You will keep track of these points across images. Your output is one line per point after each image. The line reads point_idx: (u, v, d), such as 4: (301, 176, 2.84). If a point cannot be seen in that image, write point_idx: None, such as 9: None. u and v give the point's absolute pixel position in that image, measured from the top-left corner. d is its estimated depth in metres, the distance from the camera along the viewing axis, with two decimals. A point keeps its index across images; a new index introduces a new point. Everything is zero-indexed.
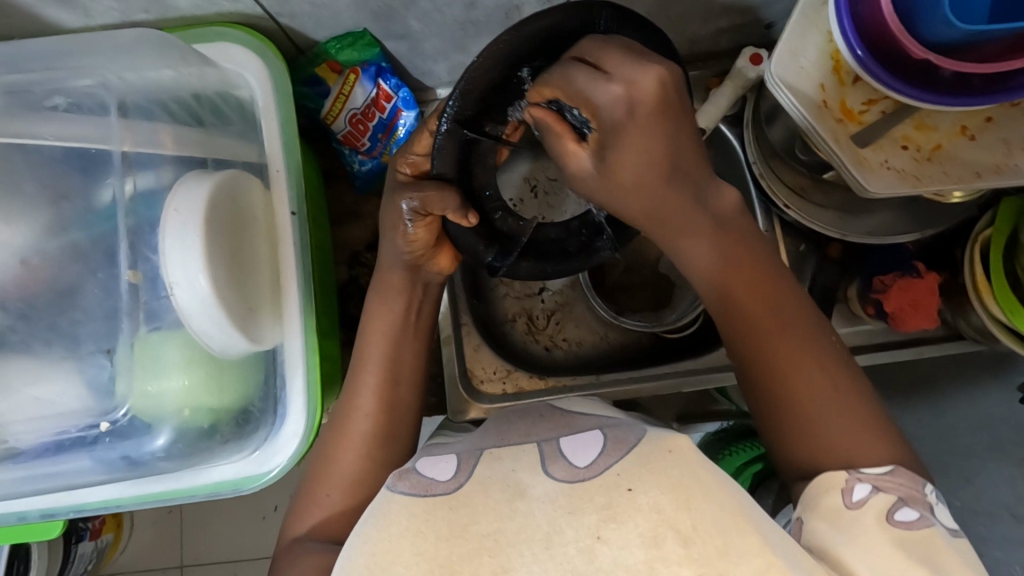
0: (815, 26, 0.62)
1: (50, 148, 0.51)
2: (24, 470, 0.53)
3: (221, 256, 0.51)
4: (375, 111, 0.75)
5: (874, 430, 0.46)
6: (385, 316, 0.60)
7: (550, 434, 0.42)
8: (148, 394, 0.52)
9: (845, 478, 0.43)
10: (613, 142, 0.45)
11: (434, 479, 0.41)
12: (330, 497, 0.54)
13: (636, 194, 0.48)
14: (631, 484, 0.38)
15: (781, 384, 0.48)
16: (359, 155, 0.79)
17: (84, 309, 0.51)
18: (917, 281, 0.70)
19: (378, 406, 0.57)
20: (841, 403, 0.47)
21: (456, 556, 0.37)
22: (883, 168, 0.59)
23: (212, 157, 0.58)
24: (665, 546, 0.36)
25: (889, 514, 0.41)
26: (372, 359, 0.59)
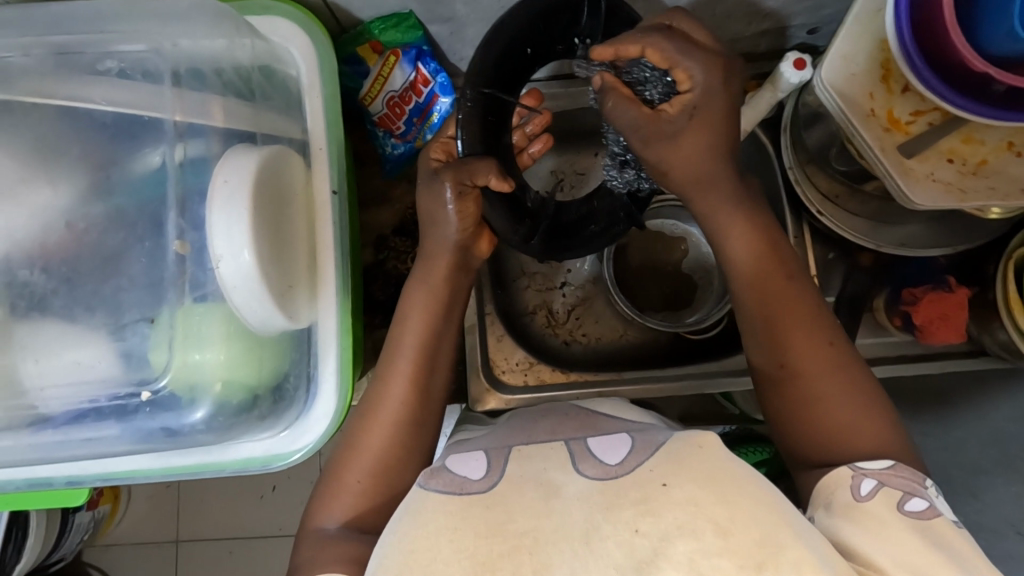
0: (869, 32, 0.61)
1: (99, 112, 0.51)
2: (58, 435, 0.53)
3: (265, 232, 0.51)
4: (412, 95, 0.75)
5: (882, 422, 0.50)
6: (424, 304, 0.60)
7: (576, 435, 0.45)
8: (190, 365, 0.52)
9: (852, 474, 0.46)
10: (697, 108, 0.51)
11: (468, 478, 0.42)
12: (359, 485, 0.55)
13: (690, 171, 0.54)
14: (665, 479, 0.39)
15: (795, 377, 0.52)
16: (391, 138, 0.79)
17: (129, 276, 0.51)
18: (947, 295, 0.71)
19: (409, 392, 0.57)
20: (844, 402, 0.50)
21: (495, 553, 0.37)
22: (929, 179, 0.59)
23: (261, 132, 0.56)
24: (705, 538, 0.36)
25: (899, 505, 0.43)
26: (405, 345, 0.58)
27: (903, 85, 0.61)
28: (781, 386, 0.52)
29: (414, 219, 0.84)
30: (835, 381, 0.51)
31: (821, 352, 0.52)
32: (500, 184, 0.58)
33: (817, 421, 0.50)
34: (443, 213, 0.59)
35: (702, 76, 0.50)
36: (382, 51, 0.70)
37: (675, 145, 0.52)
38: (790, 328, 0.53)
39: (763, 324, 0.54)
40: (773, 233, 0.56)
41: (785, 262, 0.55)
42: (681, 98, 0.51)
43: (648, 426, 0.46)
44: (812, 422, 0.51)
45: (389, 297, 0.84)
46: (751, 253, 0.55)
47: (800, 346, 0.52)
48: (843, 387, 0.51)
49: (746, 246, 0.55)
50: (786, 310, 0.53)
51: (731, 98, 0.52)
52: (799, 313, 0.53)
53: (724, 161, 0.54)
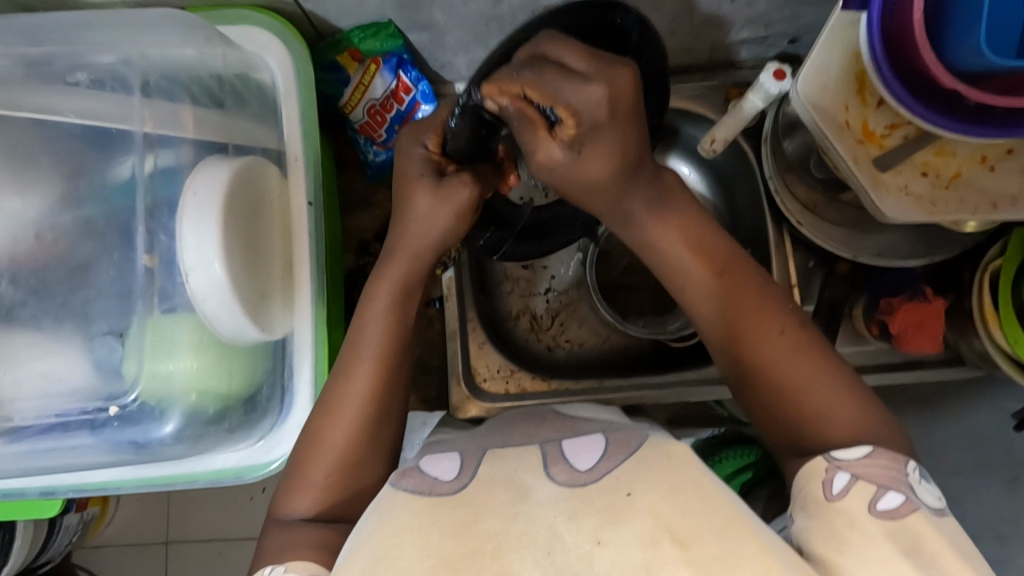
0: (845, 43, 0.61)
1: (68, 124, 0.51)
2: (26, 446, 0.52)
3: (236, 245, 0.51)
4: (394, 104, 0.74)
5: (855, 402, 0.47)
6: (392, 305, 0.55)
7: (551, 438, 0.45)
8: (160, 375, 0.51)
9: (826, 466, 0.43)
10: (586, 141, 0.45)
11: (439, 479, 0.43)
12: (326, 481, 0.51)
13: (592, 189, 0.49)
14: (629, 489, 0.39)
15: (762, 376, 0.49)
16: (373, 146, 0.79)
17: (97, 288, 0.51)
18: (924, 304, 0.71)
19: (375, 391, 0.53)
20: (816, 386, 0.48)
21: (458, 554, 0.38)
22: (901, 192, 0.59)
23: (232, 143, 0.56)
24: (664, 550, 0.37)
25: (872, 505, 0.40)
26: (369, 336, 0.54)
27: (877, 98, 0.61)
28: (749, 382, 0.50)
29: None
30: (803, 363, 0.49)
31: (784, 344, 0.49)
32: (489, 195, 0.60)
33: (792, 412, 0.48)
34: (427, 213, 0.55)
35: (588, 108, 0.43)
36: (364, 60, 0.70)
37: (576, 169, 0.46)
38: (744, 322, 0.50)
39: (721, 326, 0.52)
40: (702, 227, 0.53)
41: (721, 253, 0.53)
42: (565, 133, 0.45)
43: (623, 426, 0.47)
44: (787, 413, 0.48)
45: None
46: (681, 252, 0.53)
47: (760, 345, 0.50)
48: (812, 368, 0.49)
49: (693, 255, 0.53)
50: (732, 299, 0.51)
51: (634, 119, 0.45)
52: (757, 310, 0.51)
53: (631, 180, 0.49)
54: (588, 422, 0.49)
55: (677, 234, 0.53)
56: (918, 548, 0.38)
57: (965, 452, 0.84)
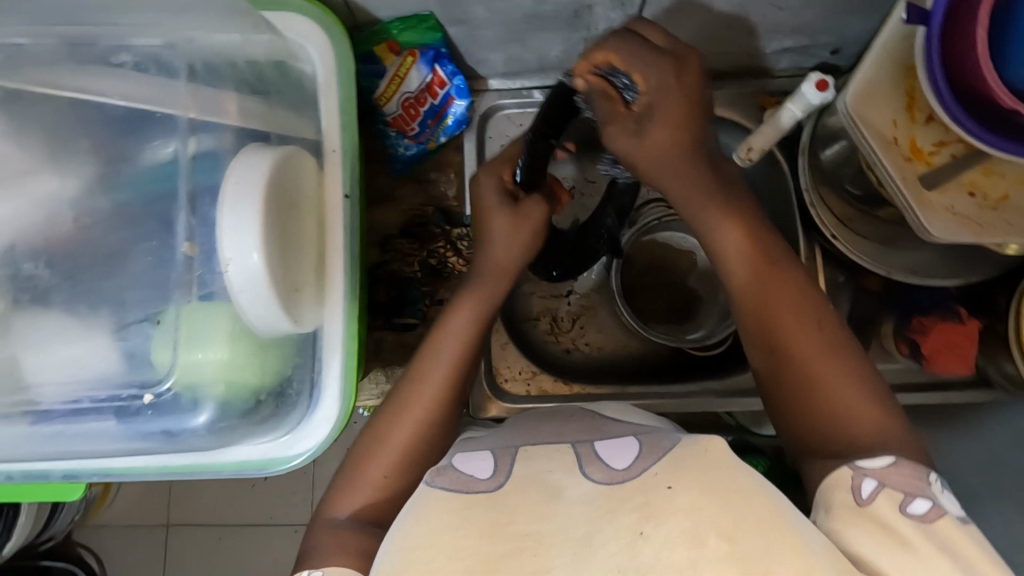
0: (894, 57, 0.61)
1: (111, 106, 0.50)
2: (54, 428, 0.52)
3: (274, 236, 0.50)
4: (427, 97, 0.74)
5: (877, 410, 0.47)
6: (466, 316, 0.60)
7: (583, 437, 0.44)
8: (193, 365, 0.51)
9: (852, 474, 0.42)
10: (655, 107, 0.51)
11: (475, 476, 0.41)
12: (384, 479, 0.54)
13: (659, 164, 0.53)
14: (670, 482, 0.38)
15: (787, 365, 0.49)
16: (404, 139, 0.78)
17: (132, 276, 0.50)
18: (957, 326, 0.70)
19: (439, 397, 0.56)
20: (838, 384, 0.48)
21: (497, 552, 0.37)
22: (948, 212, 0.58)
23: (274, 133, 0.55)
24: (708, 545, 0.36)
25: (900, 509, 0.39)
26: (444, 342, 0.58)
27: (927, 115, 0.60)
28: (772, 368, 0.51)
29: (421, 221, 0.83)
30: (829, 362, 0.48)
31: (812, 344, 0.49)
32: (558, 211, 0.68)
33: (810, 410, 0.48)
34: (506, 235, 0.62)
35: (656, 77, 0.51)
36: (401, 51, 0.69)
37: (644, 141, 0.52)
38: (777, 311, 0.51)
39: (752, 313, 0.52)
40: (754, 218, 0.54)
41: (767, 244, 0.53)
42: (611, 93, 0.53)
43: (657, 429, 0.46)
44: (804, 406, 0.48)
45: (392, 300, 0.82)
46: (730, 236, 0.53)
47: (792, 336, 0.50)
48: (838, 368, 0.48)
49: (735, 249, 0.53)
50: (767, 290, 0.51)
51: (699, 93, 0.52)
52: (790, 307, 0.51)
53: (690, 157, 0.52)
54: (619, 424, 0.48)
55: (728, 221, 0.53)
56: (947, 552, 0.37)
57: None
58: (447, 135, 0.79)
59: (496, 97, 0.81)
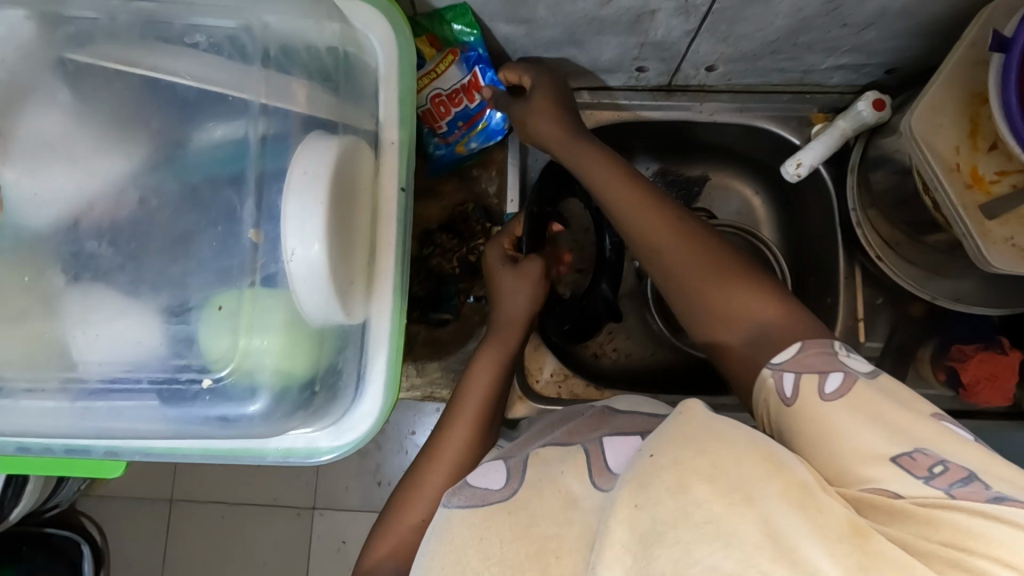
0: (962, 83, 0.60)
1: (181, 87, 0.50)
2: (106, 407, 0.51)
3: (336, 228, 0.49)
4: (463, 98, 0.73)
5: (766, 299, 0.53)
6: (494, 362, 0.66)
7: (592, 437, 0.48)
8: (252, 351, 0.50)
9: (771, 373, 0.45)
10: (534, 91, 0.67)
11: (490, 488, 0.46)
12: (422, 522, 0.57)
13: (560, 135, 0.65)
14: (652, 451, 0.39)
15: (688, 296, 0.56)
16: (435, 138, 0.77)
17: (197, 260, 0.50)
18: (1000, 357, 0.70)
19: (470, 435, 0.62)
20: (737, 295, 0.54)
21: (522, 558, 0.41)
22: (1007, 243, 0.58)
23: (342, 123, 0.54)
24: (693, 491, 0.36)
25: (820, 391, 0.42)
26: (474, 390, 0.64)
27: (989, 143, 0.59)
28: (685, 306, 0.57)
29: (463, 217, 0.83)
30: (715, 273, 0.55)
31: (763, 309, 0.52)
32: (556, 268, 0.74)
33: (714, 324, 0.55)
34: (513, 289, 0.67)
35: (534, 73, 0.69)
36: (443, 48, 0.68)
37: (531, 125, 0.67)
38: (657, 244, 0.58)
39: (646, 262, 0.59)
40: (639, 176, 0.61)
41: (646, 190, 0.60)
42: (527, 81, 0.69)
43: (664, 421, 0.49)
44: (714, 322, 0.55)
45: (429, 294, 0.82)
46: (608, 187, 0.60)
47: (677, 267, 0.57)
48: (717, 277, 0.55)
49: (677, 246, 0.57)
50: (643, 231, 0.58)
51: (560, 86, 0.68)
52: (737, 293, 0.54)
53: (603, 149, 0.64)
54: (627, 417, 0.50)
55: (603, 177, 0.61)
56: (874, 415, 0.39)
57: None
58: (478, 141, 0.79)
59: None
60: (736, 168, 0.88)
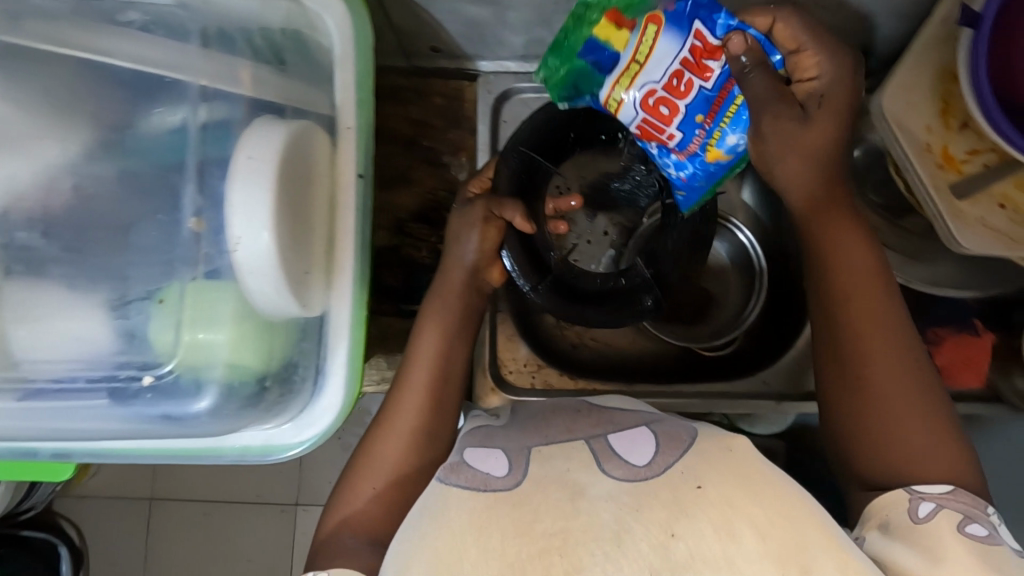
0: (935, 61, 0.59)
1: (117, 68, 0.47)
2: (45, 407, 0.49)
3: (286, 215, 0.47)
4: (689, 77, 0.50)
5: (940, 444, 0.48)
6: (443, 322, 0.62)
7: (595, 432, 0.42)
8: (199, 346, 0.49)
9: (908, 497, 0.45)
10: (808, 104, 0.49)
11: (491, 475, 0.40)
12: (375, 492, 0.56)
13: (798, 171, 0.51)
14: (699, 481, 0.37)
15: (862, 399, 0.49)
16: (669, 155, 0.55)
17: (138, 249, 0.48)
18: (974, 340, 0.70)
19: (424, 401, 0.60)
20: (910, 422, 0.48)
21: (524, 556, 0.35)
22: (979, 223, 0.57)
23: (290, 106, 0.52)
24: (742, 541, 0.35)
25: (959, 526, 0.42)
26: (424, 353, 0.61)
27: (961, 122, 0.59)
28: (844, 393, 0.50)
29: (435, 206, 0.81)
30: (919, 406, 0.48)
31: (882, 332, 0.50)
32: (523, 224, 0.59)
33: (864, 437, 0.49)
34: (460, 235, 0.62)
35: (826, 66, 0.49)
36: (635, 22, 0.49)
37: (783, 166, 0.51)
38: (880, 352, 0.49)
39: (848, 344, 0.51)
40: (846, 228, 0.53)
41: (865, 275, 0.51)
42: (802, 85, 0.50)
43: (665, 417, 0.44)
44: (864, 434, 0.49)
45: (400, 284, 0.81)
46: (845, 259, 0.52)
47: (882, 376, 0.49)
48: (918, 407, 0.48)
49: (849, 233, 0.53)
50: (873, 334, 0.50)
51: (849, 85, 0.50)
52: (869, 297, 0.51)
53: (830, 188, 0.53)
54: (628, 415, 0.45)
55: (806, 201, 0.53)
56: (991, 559, 0.40)
57: None
58: (737, 133, 0.52)
59: (513, 79, 0.77)
60: None
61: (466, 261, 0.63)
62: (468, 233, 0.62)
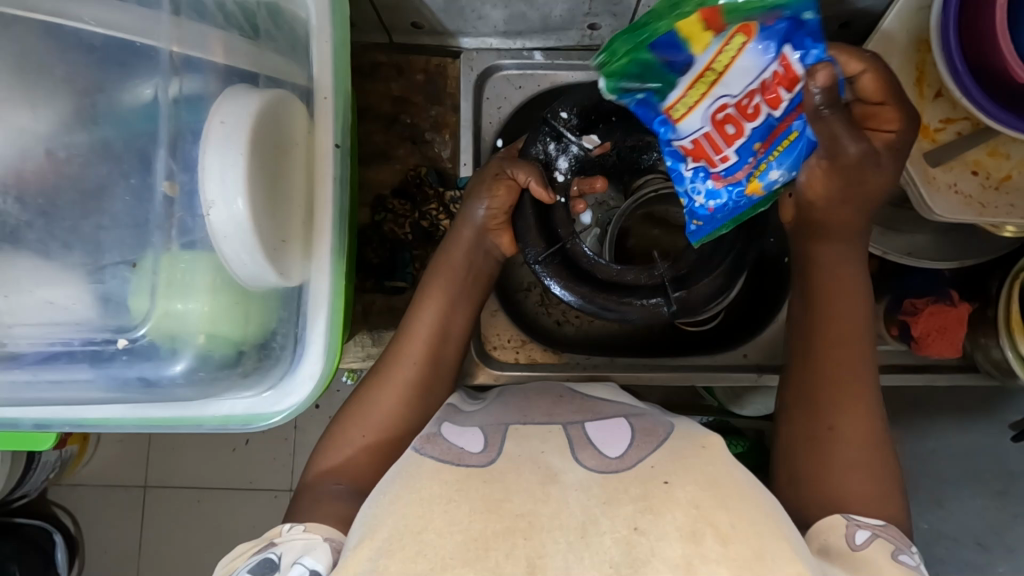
0: (908, 29, 0.59)
1: (87, 33, 0.48)
2: (28, 375, 0.51)
3: (261, 181, 0.47)
4: (762, 103, 0.48)
5: (879, 495, 0.49)
6: (446, 292, 0.65)
7: (575, 418, 0.43)
8: (172, 313, 0.49)
9: (845, 523, 0.47)
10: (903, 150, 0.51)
11: (467, 450, 0.41)
12: (362, 439, 0.59)
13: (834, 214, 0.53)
14: (667, 476, 0.37)
15: (818, 436, 0.51)
16: (705, 179, 0.53)
17: (111, 216, 0.49)
18: (949, 309, 0.69)
19: (423, 358, 0.62)
20: (856, 471, 0.50)
21: (491, 531, 0.35)
22: (950, 190, 0.58)
23: (263, 75, 0.53)
24: (705, 543, 0.34)
25: (893, 555, 0.44)
26: (423, 324, 0.63)
27: (935, 91, 0.59)
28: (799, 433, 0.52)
29: (415, 181, 0.81)
30: (868, 458, 0.50)
31: (850, 380, 0.52)
32: (540, 191, 0.62)
33: (807, 471, 0.51)
34: (476, 194, 0.65)
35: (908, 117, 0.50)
36: (727, 28, 0.45)
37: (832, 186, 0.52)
38: (841, 398, 0.51)
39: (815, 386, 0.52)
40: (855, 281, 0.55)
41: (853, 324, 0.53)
42: (879, 135, 0.51)
43: (646, 411, 0.45)
44: (807, 463, 0.51)
45: (383, 262, 0.81)
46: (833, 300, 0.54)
47: (843, 423, 0.51)
48: (867, 461, 0.50)
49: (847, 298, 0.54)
50: (840, 376, 0.52)
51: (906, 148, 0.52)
52: (846, 347, 0.53)
53: (824, 242, 0.55)
54: (610, 403, 0.46)
55: (829, 261, 0.55)
56: None
57: (959, 459, 0.82)
58: (781, 170, 0.52)
59: (497, 56, 0.77)
60: None
61: (477, 220, 0.65)
62: (481, 190, 0.65)
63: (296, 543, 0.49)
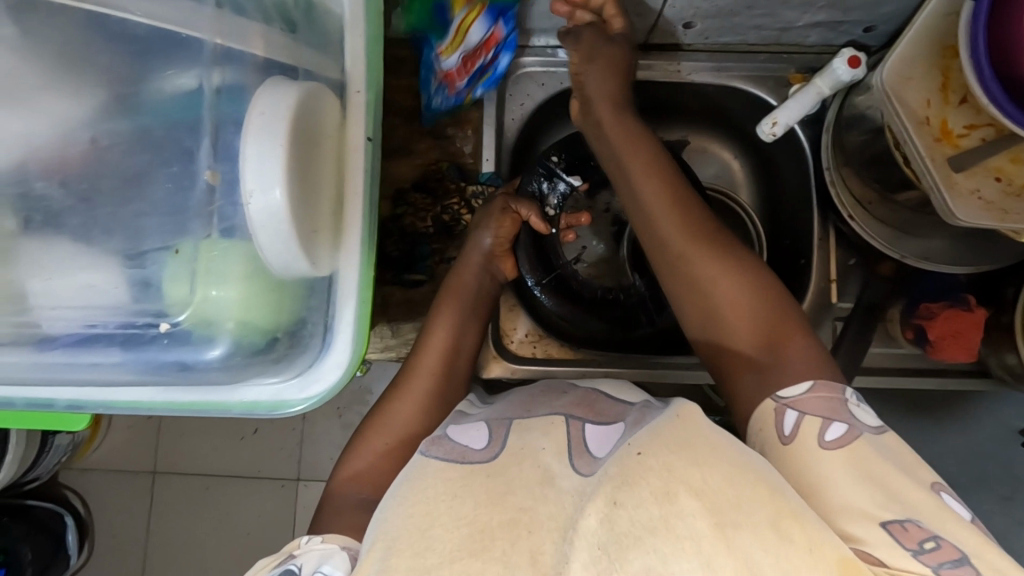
0: (932, 35, 0.60)
1: (132, 23, 0.49)
2: (66, 357, 0.52)
3: (297, 173, 0.48)
4: None
5: (800, 340, 0.51)
6: (456, 305, 0.68)
7: (576, 413, 0.45)
8: (209, 300, 0.51)
9: (775, 406, 0.48)
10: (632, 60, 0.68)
11: (470, 448, 0.43)
12: (386, 446, 0.60)
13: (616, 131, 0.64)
14: (640, 448, 0.36)
15: (725, 342, 0.54)
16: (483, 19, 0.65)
17: (150, 201, 0.50)
18: (965, 314, 0.70)
19: (439, 367, 0.65)
20: (764, 340, 0.52)
21: (494, 522, 0.37)
22: (972, 195, 0.58)
23: (302, 68, 0.54)
24: (680, 501, 0.34)
25: (820, 435, 0.43)
26: (437, 336, 0.66)
27: (960, 97, 0.60)
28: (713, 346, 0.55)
29: (436, 176, 0.81)
30: (770, 324, 0.53)
31: (721, 268, 0.56)
32: (537, 223, 0.72)
33: (736, 370, 0.53)
34: (481, 221, 0.72)
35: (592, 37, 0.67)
36: None
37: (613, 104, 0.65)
38: (719, 289, 0.55)
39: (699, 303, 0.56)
40: (667, 184, 0.61)
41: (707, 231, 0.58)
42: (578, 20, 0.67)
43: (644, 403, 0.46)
44: (731, 366, 0.53)
45: (402, 254, 0.81)
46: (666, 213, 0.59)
47: (735, 311, 0.54)
48: (774, 328, 0.52)
49: (696, 253, 0.57)
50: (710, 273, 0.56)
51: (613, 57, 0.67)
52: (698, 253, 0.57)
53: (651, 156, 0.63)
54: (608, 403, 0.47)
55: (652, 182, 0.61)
56: (869, 474, 0.40)
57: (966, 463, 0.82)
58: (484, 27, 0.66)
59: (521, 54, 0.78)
60: (716, 132, 0.87)
61: (484, 247, 0.71)
62: (485, 220, 0.72)
63: (315, 553, 0.49)
